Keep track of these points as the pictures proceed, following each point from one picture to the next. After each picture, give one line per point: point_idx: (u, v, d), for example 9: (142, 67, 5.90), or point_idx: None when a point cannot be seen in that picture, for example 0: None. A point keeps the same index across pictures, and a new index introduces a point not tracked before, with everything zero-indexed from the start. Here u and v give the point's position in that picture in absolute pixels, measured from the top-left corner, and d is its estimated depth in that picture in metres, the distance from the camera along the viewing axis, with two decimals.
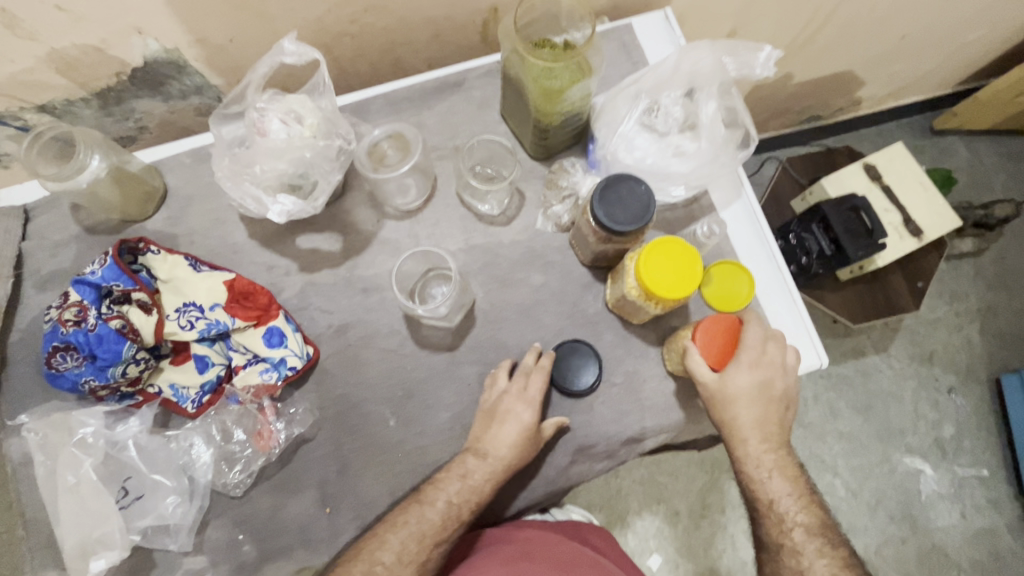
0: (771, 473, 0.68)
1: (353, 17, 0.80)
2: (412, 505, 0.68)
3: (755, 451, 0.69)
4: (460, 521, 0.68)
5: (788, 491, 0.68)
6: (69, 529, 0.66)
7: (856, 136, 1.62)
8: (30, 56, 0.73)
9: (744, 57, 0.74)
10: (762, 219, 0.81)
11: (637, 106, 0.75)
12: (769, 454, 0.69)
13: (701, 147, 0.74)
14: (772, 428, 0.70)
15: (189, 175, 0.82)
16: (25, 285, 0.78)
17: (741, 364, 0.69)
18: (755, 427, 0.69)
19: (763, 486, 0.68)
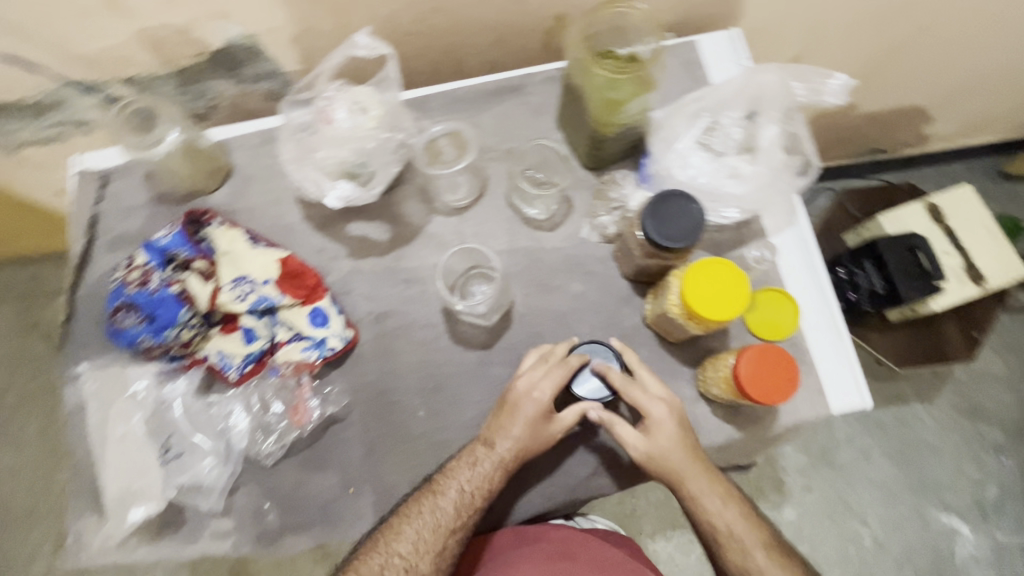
0: (749, 548, 0.66)
1: (422, 16, 0.82)
2: (427, 496, 0.68)
3: (730, 522, 0.67)
4: (475, 508, 0.68)
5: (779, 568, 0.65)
6: (114, 475, 0.72)
7: (919, 174, 1.55)
8: (125, 32, 0.78)
9: (813, 84, 0.75)
10: (814, 249, 0.79)
11: (696, 124, 0.75)
12: (741, 527, 0.67)
13: (759, 170, 0.73)
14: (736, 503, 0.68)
15: (253, 155, 0.85)
16: (96, 245, 0.83)
17: (677, 443, 0.69)
18: (717, 503, 0.68)
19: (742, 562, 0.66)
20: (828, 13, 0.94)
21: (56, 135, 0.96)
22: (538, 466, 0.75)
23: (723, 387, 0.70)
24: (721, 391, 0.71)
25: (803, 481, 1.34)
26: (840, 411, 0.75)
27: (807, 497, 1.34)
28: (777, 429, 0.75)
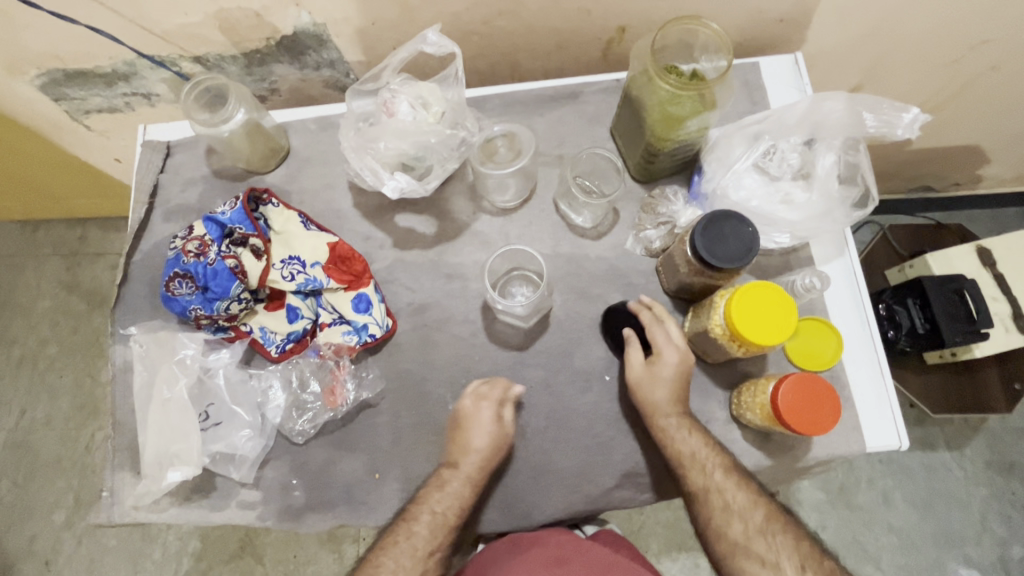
0: (720, 485, 0.66)
1: (487, 17, 0.83)
2: (400, 525, 0.67)
3: (702, 468, 0.68)
4: (449, 527, 0.67)
5: (752, 517, 0.64)
6: (153, 437, 0.73)
7: (968, 216, 1.51)
8: (202, 12, 0.81)
9: (885, 116, 0.73)
10: (862, 282, 0.77)
11: (755, 146, 0.75)
12: (715, 473, 0.67)
13: (812, 198, 0.73)
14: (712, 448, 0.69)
15: (310, 140, 0.88)
16: (155, 213, 0.86)
17: (667, 379, 0.71)
18: (689, 444, 0.69)
19: (709, 501, 0.66)
20: (895, 44, 0.92)
21: (123, 105, 1.00)
22: (562, 471, 0.75)
23: (759, 413, 0.70)
24: (755, 417, 0.70)
25: (818, 517, 1.32)
26: (875, 450, 0.74)
27: (822, 534, 1.31)
28: (809, 461, 0.73)
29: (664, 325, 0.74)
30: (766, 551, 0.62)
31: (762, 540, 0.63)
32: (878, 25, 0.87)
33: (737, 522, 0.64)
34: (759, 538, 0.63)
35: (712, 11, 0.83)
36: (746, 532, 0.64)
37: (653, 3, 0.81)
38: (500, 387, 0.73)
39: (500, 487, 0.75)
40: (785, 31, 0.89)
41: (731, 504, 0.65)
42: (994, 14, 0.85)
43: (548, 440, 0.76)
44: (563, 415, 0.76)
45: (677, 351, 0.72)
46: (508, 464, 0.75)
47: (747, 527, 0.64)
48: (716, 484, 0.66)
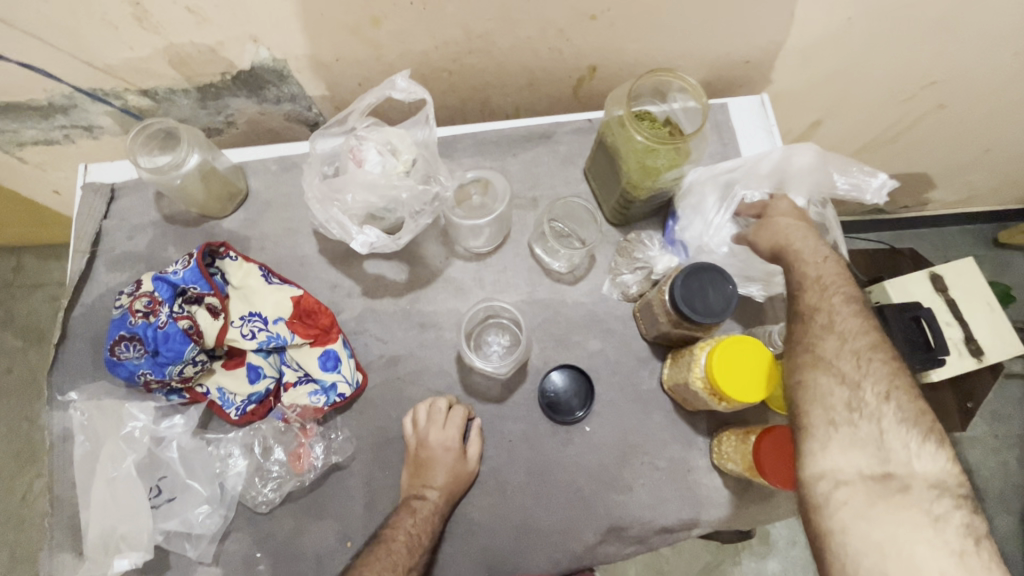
0: (831, 310, 0.61)
1: (457, 55, 0.80)
2: (377, 547, 0.65)
3: (816, 339, 0.61)
4: (423, 549, 0.67)
5: (862, 415, 0.56)
6: (96, 516, 0.67)
7: (917, 236, 1.55)
8: (148, 46, 0.74)
9: (856, 179, 0.70)
10: None
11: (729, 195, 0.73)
12: (829, 339, 0.60)
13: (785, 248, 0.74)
14: (835, 339, 0.60)
15: (271, 182, 0.83)
16: (98, 262, 0.79)
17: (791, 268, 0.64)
18: (830, 317, 0.61)
19: (808, 322, 0.62)
20: (852, 83, 0.93)
21: (61, 137, 0.91)
22: (544, 529, 0.72)
23: (741, 463, 0.69)
24: (737, 467, 0.70)
25: None
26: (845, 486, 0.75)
27: (794, 551, 1.20)
28: (789, 506, 0.73)
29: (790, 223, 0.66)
30: (858, 380, 0.57)
31: (874, 428, 0.55)
32: (838, 67, 0.88)
33: (836, 342, 0.60)
34: (870, 393, 0.57)
35: (682, 52, 0.83)
36: (838, 381, 0.58)
37: (626, 44, 0.80)
38: (461, 407, 0.73)
39: (480, 548, 0.72)
40: (750, 73, 0.89)
41: (821, 393, 0.58)
42: (942, 57, 0.87)
43: (530, 496, 0.73)
44: (545, 470, 0.74)
45: (807, 229, 0.66)
46: (488, 523, 0.72)
47: (845, 379, 0.57)
48: (826, 352, 0.59)
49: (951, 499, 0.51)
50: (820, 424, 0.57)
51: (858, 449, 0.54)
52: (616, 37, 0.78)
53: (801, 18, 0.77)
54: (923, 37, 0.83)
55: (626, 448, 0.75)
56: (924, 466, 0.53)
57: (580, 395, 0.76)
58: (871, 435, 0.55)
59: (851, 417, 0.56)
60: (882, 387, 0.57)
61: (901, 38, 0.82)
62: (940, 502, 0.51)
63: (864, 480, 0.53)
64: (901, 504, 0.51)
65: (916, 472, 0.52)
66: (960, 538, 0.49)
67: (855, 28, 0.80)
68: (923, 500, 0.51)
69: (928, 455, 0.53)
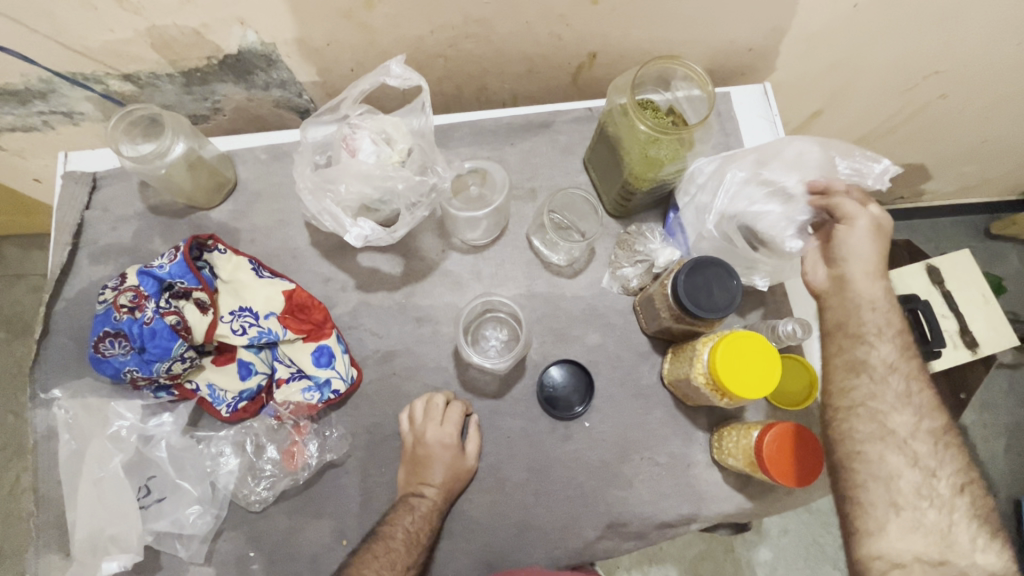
0: (909, 383, 0.62)
1: (453, 41, 0.77)
2: (375, 544, 0.63)
3: (891, 410, 0.61)
4: (421, 546, 0.65)
5: (928, 499, 0.57)
6: (83, 517, 0.66)
7: (909, 227, 1.50)
8: (129, 28, 0.70)
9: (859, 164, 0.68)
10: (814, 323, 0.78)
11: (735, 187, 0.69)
12: (906, 415, 0.61)
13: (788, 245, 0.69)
14: (911, 417, 0.60)
15: (261, 171, 0.80)
16: (80, 254, 0.76)
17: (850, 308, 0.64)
18: (907, 387, 0.61)
19: (878, 385, 0.62)
20: (856, 73, 0.91)
21: (40, 123, 0.87)
22: (544, 526, 0.71)
23: (742, 459, 0.68)
24: (738, 463, 0.69)
25: None
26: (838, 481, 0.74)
27: (784, 539, 1.21)
28: (789, 502, 0.73)
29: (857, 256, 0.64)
30: (929, 464, 0.58)
31: (938, 514, 0.56)
32: (842, 55, 0.86)
33: (911, 418, 0.60)
34: (941, 479, 0.58)
35: (685, 39, 0.80)
36: (909, 460, 0.59)
37: (627, 31, 0.78)
38: (458, 403, 0.72)
39: (479, 546, 0.71)
40: (753, 61, 0.87)
41: (889, 472, 0.58)
42: (946, 45, 0.84)
43: (529, 493, 0.72)
44: (544, 467, 0.73)
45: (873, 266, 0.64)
46: (487, 521, 0.71)
47: (919, 463, 0.58)
48: (900, 428, 0.60)
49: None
50: (880, 500, 0.58)
51: (917, 534, 0.55)
52: (617, 22, 0.76)
53: (807, 4, 0.74)
54: (930, 27, 0.80)
55: (626, 444, 0.74)
56: (985, 560, 0.54)
57: (579, 391, 0.75)
58: (935, 523, 0.56)
59: (914, 498, 0.57)
60: (956, 475, 0.58)
61: (908, 26, 0.80)
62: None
63: (919, 562, 0.54)
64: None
65: (975, 564, 0.54)
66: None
67: (862, 15, 0.77)
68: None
69: (989, 550, 0.54)
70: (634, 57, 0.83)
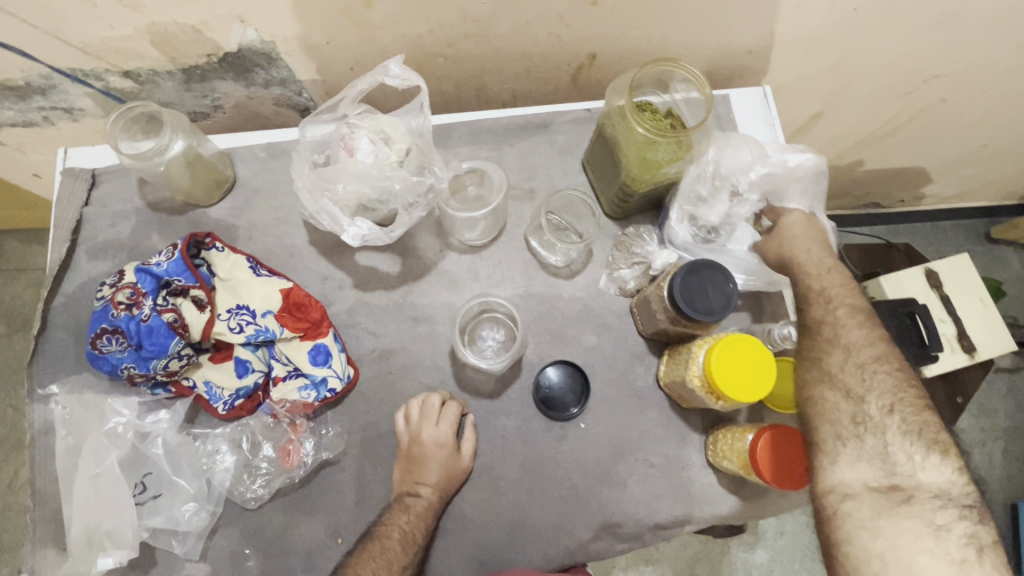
0: (837, 326, 0.67)
1: (452, 40, 0.77)
2: (371, 544, 0.63)
3: (824, 353, 0.67)
4: (417, 546, 0.66)
5: (867, 428, 0.60)
6: (79, 513, 0.66)
7: (909, 230, 1.50)
8: (128, 25, 0.70)
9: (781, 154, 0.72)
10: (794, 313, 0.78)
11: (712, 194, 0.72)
12: (836, 353, 0.66)
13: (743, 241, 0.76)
14: (840, 354, 0.65)
15: (260, 169, 0.80)
16: (79, 250, 0.77)
17: (798, 275, 0.72)
18: (835, 330, 0.67)
19: (815, 336, 0.68)
20: (855, 77, 0.91)
21: (40, 119, 0.86)
22: (538, 525, 0.72)
23: (736, 461, 0.68)
24: (732, 465, 0.69)
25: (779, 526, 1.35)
26: None
27: (779, 540, 1.22)
28: (783, 504, 0.73)
29: (801, 236, 0.73)
30: (862, 395, 0.62)
31: (880, 442, 0.59)
32: (842, 57, 0.85)
33: (841, 356, 0.65)
34: (874, 407, 0.61)
35: (685, 41, 0.80)
36: (843, 395, 0.63)
37: (626, 32, 0.78)
38: (454, 403, 0.72)
39: (472, 544, 0.71)
40: (752, 63, 0.87)
41: (829, 408, 0.63)
42: (946, 48, 0.84)
43: (523, 493, 0.72)
44: (539, 466, 0.73)
45: (816, 243, 0.73)
46: (481, 520, 0.72)
47: (850, 394, 0.63)
48: (832, 366, 0.65)
49: (954, 509, 0.53)
50: (828, 437, 0.62)
51: (864, 463, 0.59)
52: (617, 23, 0.76)
53: (806, 6, 0.74)
54: (931, 30, 0.80)
55: (620, 444, 0.74)
56: (928, 477, 0.56)
57: (575, 391, 0.75)
58: (876, 447, 0.59)
59: (855, 430, 0.61)
60: (887, 400, 0.61)
61: (908, 30, 0.80)
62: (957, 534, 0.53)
63: (870, 491, 0.57)
64: (905, 513, 0.54)
65: (921, 483, 0.56)
66: (962, 548, 0.50)
67: (862, 18, 0.77)
68: (925, 509, 0.54)
69: (933, 466, 0.56)
70: (634, 58, 0.83)
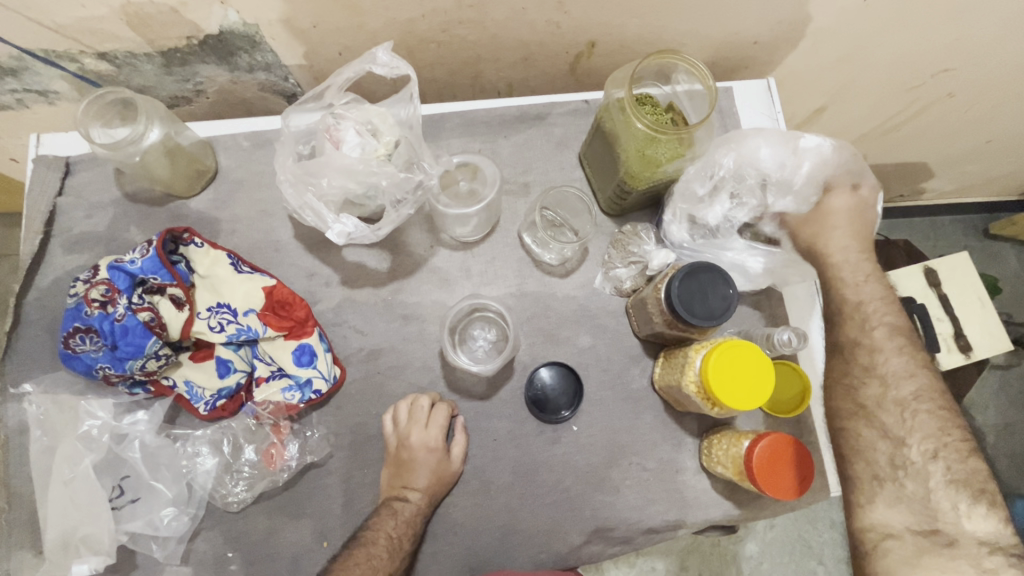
0: (875, 352, 0.66)
1: (445, 26, 0.73)
2: (356, 550, 0.62)
3: (861, 383, 0.66)
4: (404, 552, 0.64)
5: (906, 472, 0.60)
6: (54, 518, 0.64)
7: (908, 225, 1.45)
8: (102, 4, 0.65)
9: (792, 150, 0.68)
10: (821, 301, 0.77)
11: (720, 193, 0.69)
12: (873, 385, 0.65)
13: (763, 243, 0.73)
14: (877, 388, 0.64)
15: (244, 159, 0.77)
16: (53, 243, 0.73)
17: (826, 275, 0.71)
18: (872, 357, 0.66)
19: (850, 361, 0.67)
20: (862, 70, 0.87)
21: (12, 102, 0.81)
22: (529, 530, 0.70)
23: (730, 468, 0.67)
24: (726, 471, 0.68)
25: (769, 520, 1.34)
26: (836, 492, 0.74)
27: (768, 534, 1.21)
28: (777, 509, 0.72)
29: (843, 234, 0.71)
30: (902, 436, 0.61)
31: (922, 488, 0.58)
32: (849, 48, 0.82)
33: (878, 390, 0.64)
34: (916, 451, 0.60)
35: (689, 29, 0.77)
36: (879, 433, 0.63)
37: (629, 20, 0.74)
38: (444, 405, 0.70)
39: (462, 549, 0.70)
40: (757, 54, 0.84)
41: (865, 446, 0.63)
42: (959, 42, 0.81)
43: (515, 497, 0.71)
44: (530, 470, 0.72)
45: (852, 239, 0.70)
46: (472, 524, 0.70)
47: (888, 433, 0.62)
48: (868, 399, 0.65)
49: (1002, 556, 0.51)
50: (865, 476, 0.62)
51: (902, 506, 0.58)
52: (620, 9, 0.72)
53: None
54: (942, 22, 0.77)
55: (614, 449, 0.72)
56: (974, 526, 0.54)
57: (568, 393, 0.73)
58: (917, 492, 0.58)
59: (892, 471, 0.61)
60: (929, 444, 0.60)
61: (922, 21, 0.76)
62: (990, 558, 0.51)
63: (912, 534, 0.56)
64: (951, 555, 0.53)
65: (967, 531, 0.54)
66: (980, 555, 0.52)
67: (871, 9, 0.74)
68: (971, 554, 0.52)
69: (979, 515, 0.54)
70: (636, 48, 0.79)
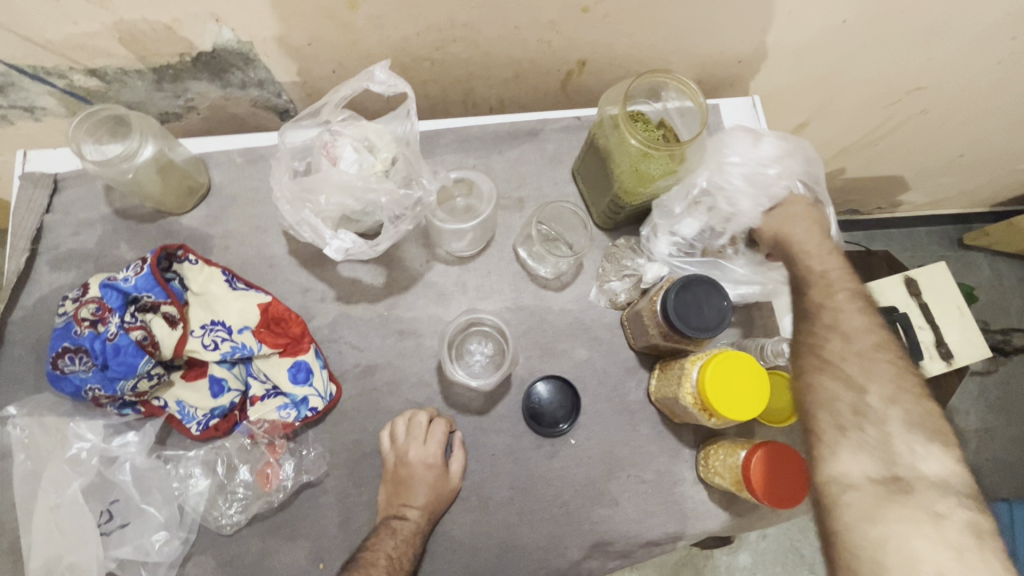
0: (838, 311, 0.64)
1: (439, 44, 0.74)
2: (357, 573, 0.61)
3: (819, 338, 0.63)
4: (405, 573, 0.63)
5: (869, 419, 0.58)
6: (38, 546, 0.62)
7: (885, 235, 1.49)
8: (94, 21, 0.65)
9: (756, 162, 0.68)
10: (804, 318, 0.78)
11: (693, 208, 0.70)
12: (835, 340, 0.62)
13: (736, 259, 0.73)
14: (840, 341, 0.62)
15: (236, 175, 0.76)
16: (40, 261, 0.72)
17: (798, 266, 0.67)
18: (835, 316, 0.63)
19: (813, 322, 0.64)
20: (841, 87, 0.90)
21: None
22: (527, 546, 0.70)
23: (728, 477, 0.67)
24: (724, 482, 0.68)
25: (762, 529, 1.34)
26: None
27: (761, 544, 1.22)
28: (772, 518, 0.73)
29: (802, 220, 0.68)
30: (863, 385, 0.59)
31: (882, 433, 0.57)
32: (829, 65, 0.85)
33: (841, 343, 0.62)
34: (875, 398, 0.59)
35: (676, 48, 0.79)
36: (844, 384, 0.60)
37: (618, 39, 0.76)
38: (442, 420, 0.70)
39: (461, 568, 0.69)
40: (741, 72, 0.86)
41: (830, 398, 0.60)
42: (932, 60, 0.84)
43: (513, 513, 0.70)
44: (528, 485, 0.71)
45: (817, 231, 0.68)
46: (471, 541, 0.70)
47: (852, 383, 0.60)
48: (832, 353, 0.62)
49: (956, 497, 0.52)
50: (828, 428, 0.59)
51: (866, 455, 0.56)
52: (611, 29, 0.74)
53: (795, 13, 0.73)
54: (917, 42, 0.80)
55: (612, 461, 0.73)
56: (929, 467, 0.54)
57: (566, 407, 0.73)
58: (878, 438, 0.57)
59: (855, 419, 0.58)
60: (889, 390, 0.59)
61: (896, 41, 0.80)
62: (943, 501, 0.52)
63: (871, 482, 0.55)
64: (906, 504, 0.52)
65: (921, 472, 0.54)
66: (960, 536, 0.50)
67: (848, 30, 0.77)
68: (925, 499, 0.52)
69: (933, 456, 0.55)
70: (625, 66, 0.81)
